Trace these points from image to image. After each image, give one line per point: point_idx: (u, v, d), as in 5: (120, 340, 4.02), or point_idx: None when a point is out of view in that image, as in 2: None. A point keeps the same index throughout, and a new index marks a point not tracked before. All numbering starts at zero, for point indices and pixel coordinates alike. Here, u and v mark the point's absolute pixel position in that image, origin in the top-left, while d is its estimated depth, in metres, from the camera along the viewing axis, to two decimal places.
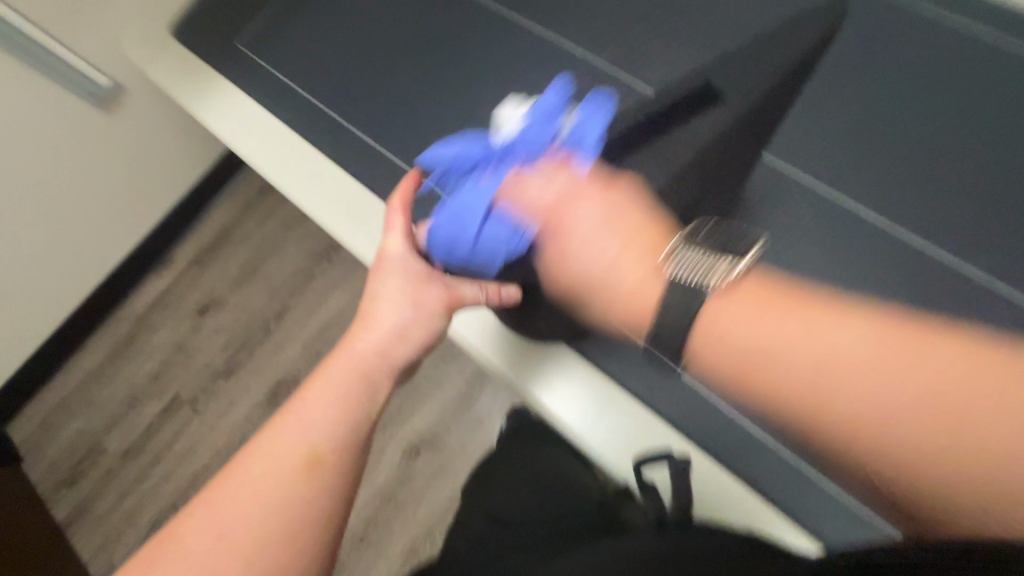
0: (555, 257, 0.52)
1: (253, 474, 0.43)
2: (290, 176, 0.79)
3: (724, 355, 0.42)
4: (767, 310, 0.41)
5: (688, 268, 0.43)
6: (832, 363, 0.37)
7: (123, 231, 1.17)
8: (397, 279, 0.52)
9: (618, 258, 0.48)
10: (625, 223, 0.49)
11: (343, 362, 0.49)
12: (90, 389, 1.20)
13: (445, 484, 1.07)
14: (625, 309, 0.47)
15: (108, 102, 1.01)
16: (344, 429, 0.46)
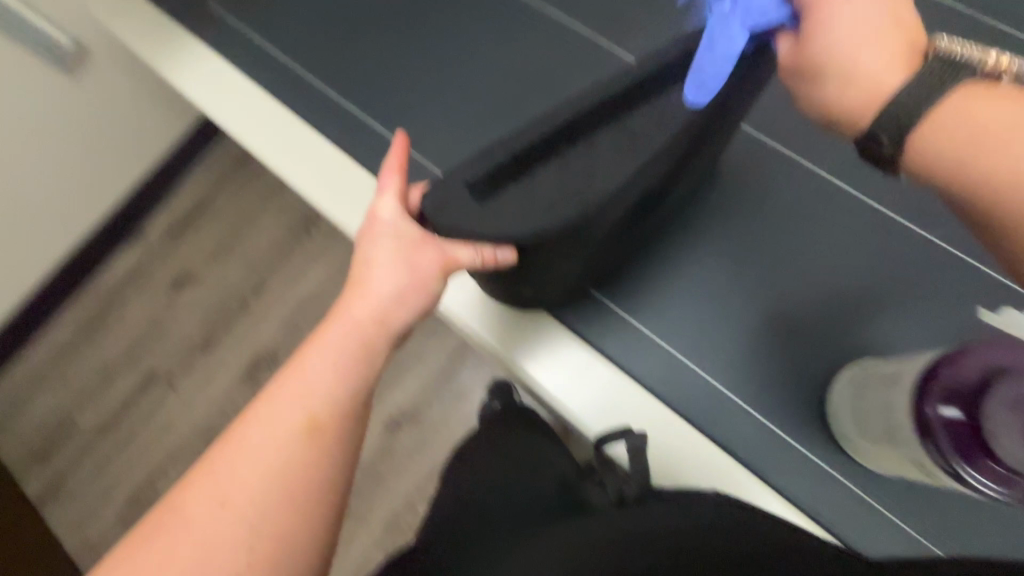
0: (809, 23, 0.41)
1: (249, 450, 0.43)
2: (265, 142, 0.76)
3: (955, 131, 0.37)
4: (987, 106, 0.37)
5: (965, 50, 0.38)
6: (1001, 144, 0.37)
7: (91, 202, 1.13)
8: (393, 246, 0.50)
9: (879, 43, 0.40)
10: (897, 27, 0.40)
11: (336, 329, 0.48)
12: (60, 364, 1.17)
13: (426, 457, 1.08)
14: (858, 100, 0.41)
15: (72, 64, 0.97)
16: (342, 394, 0.46)
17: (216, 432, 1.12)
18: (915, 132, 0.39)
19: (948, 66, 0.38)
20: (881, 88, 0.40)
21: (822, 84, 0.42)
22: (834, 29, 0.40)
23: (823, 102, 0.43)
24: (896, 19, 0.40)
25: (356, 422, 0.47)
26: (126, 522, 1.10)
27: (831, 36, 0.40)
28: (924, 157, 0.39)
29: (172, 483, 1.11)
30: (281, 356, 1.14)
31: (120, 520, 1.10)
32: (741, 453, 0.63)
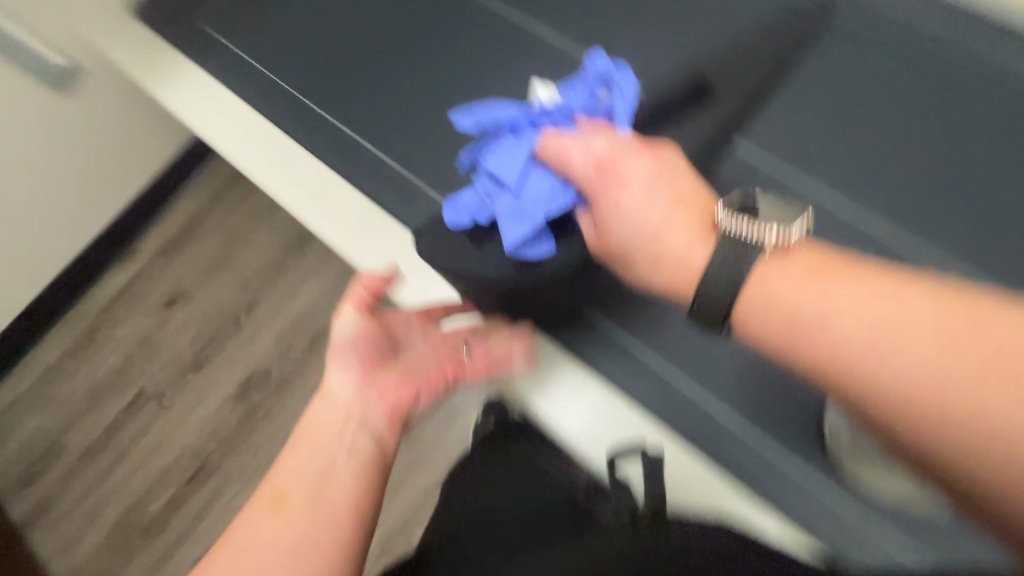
0: (603, 211, 0.46)
1: (250, 547, 0.46)
2: (258, 162, 0.76)
3: (765, 319, 0.38)
4: (811, 271, 0.38)
5: (738, 225, 0.40)
6: (919, 370, 0.33)
7: (83, 221, 1.12)
8: (350, 351, 0.56)
9: (667, 220, 0.43)
10: (691, 199, 0.44)
11: (310, 423, 0.53)
12: (48, 384, 1.16)
13: (420, 477, 1.07)
14: (672, 271, 0.42)
15: (64, 85, 0.96)
16: (306, 468, 0.50)
17: (207, 453, 1.11)
18: (737, 308, 0.39)
19: (737, 242, 0.40)
20: (692, 265, 0.41)
21: (634, 260, 0.45)
22: (625, 207, 0.45)
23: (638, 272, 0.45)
24: (686, 187, 0.45)
25: (344, 489, 0.49)
26: (114, 547, 1.08)
27: (640, 213, 0.44)
28: (755, 335, 0.39)
29: (161, 505, 1.09)
30: (273, 375, 1.13)
31: (107, 544, 1.08)
32: (741, 472, 0.58)
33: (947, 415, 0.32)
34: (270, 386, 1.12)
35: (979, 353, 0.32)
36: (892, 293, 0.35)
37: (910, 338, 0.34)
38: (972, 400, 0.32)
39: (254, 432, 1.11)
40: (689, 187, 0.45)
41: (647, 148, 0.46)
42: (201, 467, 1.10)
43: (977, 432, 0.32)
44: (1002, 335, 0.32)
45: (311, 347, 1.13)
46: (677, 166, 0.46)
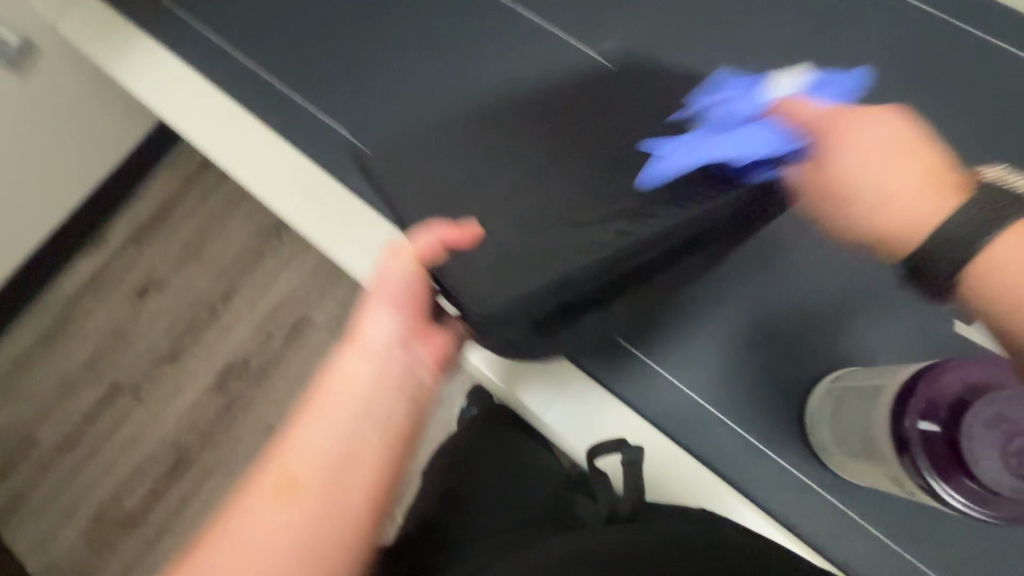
0: (829, 155, 0.44)
1: (254, 537, 0.41)
2: (227, 149, 0.73)
3: (987, 284, 0.38)
4: (1017, 235, 0.37)
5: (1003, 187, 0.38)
6: None
7: (47, 207, 1.07)
8: (386, 314, 0.50)
9: (913, 182, 0.40)
10: (918, 152, 0.41)
11: (337, 387, 0.48)
12: (16, 378, 1.12)
13: (404, 465, 1.06)
14: (901, 230, 0.40)
15: (18, 63, 0.91)
16: (329, 454, 0.44)
17: (185, 445, 1.08)
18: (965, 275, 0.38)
19: (982, 220, 0.37)
20: (930, 217, 0.39)
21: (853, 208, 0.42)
22: (853, 166, 0.42)
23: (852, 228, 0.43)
24: (908, 138, 0.42)
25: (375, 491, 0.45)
26: (91, 542, 1.06)
27: (860, 160, 0.42)
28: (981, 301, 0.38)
29: (140, 499, 1.07)
30: (252, 365, 1.11)
31: (85, 539, 1.06)
32: (718, 463, 0.60)
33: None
34: (248, 376, 1.10)
35: None
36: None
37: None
38: None
39: (233, 423, 1.09)
40: (932, 153, 0.41)
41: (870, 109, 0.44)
42: (180, 460, 1.08)
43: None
44: None
45: (291, 336, 1.11)
46: (904, 116, 0.43)
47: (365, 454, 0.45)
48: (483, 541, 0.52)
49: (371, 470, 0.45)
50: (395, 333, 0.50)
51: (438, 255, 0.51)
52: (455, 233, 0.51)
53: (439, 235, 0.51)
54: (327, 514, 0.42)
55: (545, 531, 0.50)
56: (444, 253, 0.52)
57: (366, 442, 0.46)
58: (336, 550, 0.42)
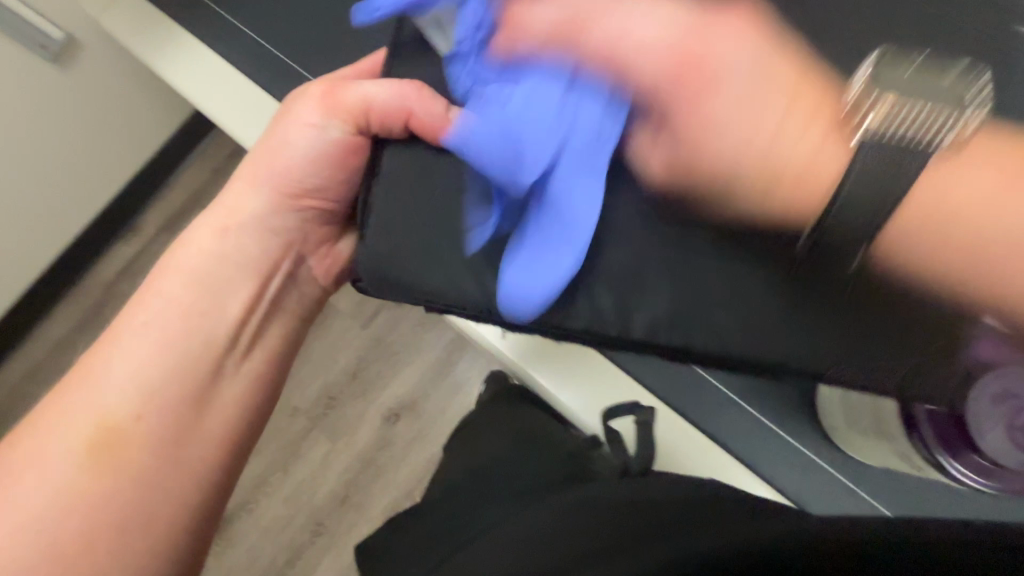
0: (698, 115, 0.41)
1: (41, 470, 0.43)
2: (258, 137, 0.76)
3: (925, 221, 0.38)
4: (1004, 160, 0.38)
5: (912, 124, 0.37)
6: (970, 226, 0.37)
7: (87, 197, 1.13)
8: (258, 198, 0.54)
9: (781, 120, 0.40)
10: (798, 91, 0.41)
11: (167, 303, 0.50)
12: (59, 358, 1.18)
13: (423, 447, 1.09)
14: (797, 191, 0.40)
15: (61, 57, 0.96)
16: (155, 388, 0.47)
17: None
18: (904, 210, 0.38)
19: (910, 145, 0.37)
20: (816, 188, 0.39)
21: (720, 149, 0.41)
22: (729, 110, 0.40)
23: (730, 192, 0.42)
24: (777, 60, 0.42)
25: (200, 439, 0.48)
26: None
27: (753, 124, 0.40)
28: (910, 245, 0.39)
29: None
30: None
31: None
32: (729, 440, 0.61)
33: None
34: None
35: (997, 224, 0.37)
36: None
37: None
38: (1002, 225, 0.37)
39: None
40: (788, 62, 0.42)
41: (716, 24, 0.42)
42: None
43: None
44: (978, 183, 0.37)
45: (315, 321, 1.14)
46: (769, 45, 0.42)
47: (214, 379, 0.50)
48: (501, 493, 0.54)
49: (229, 397, 0.50)
50: (257, 234, 0.54)
51: (399, 128, 0.46)
52: (432, 116, 0.44)
53: (409, 105, 0.45)
54: (169, 447, 0.47)
55: (559, 488, 0.52)
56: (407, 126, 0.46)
57: (214, 371, 0.50)
58: (184, 479, 0.47)
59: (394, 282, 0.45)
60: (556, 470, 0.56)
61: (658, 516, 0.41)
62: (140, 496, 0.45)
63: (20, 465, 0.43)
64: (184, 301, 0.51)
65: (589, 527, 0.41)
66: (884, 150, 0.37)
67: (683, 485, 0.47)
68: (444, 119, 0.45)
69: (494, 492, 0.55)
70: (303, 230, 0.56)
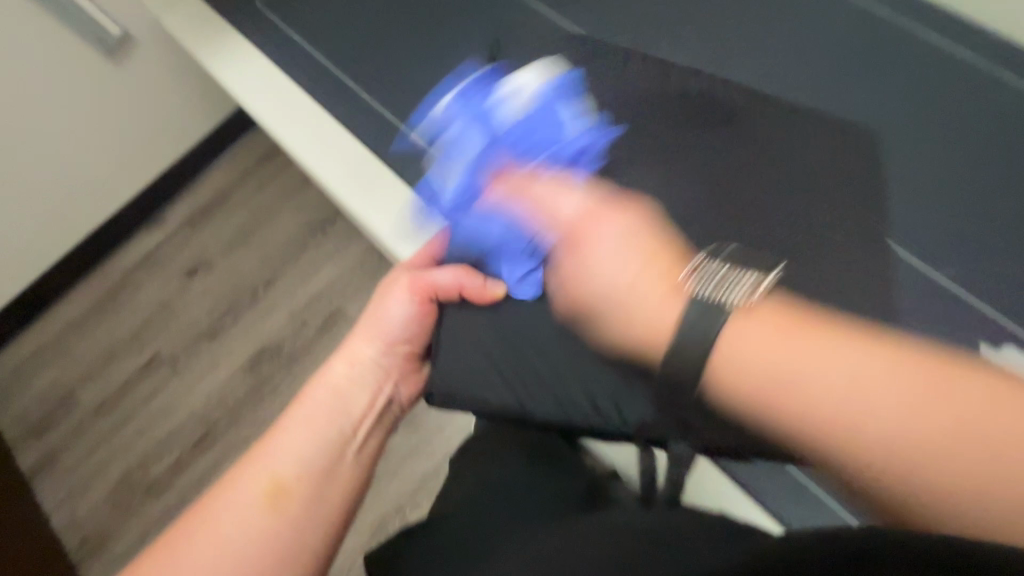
0: (571, 269, 0.44)
1: (216, 528, 0.46)
2: (300, 138, 0.80)
3: (737, 367, 0.34)
4: (790, 332, 0.33)
5: (706, 283, 0.37)
6: (839, 411, 0.31)
7: (117, 185, 1.16)
8: (372, 351, 0.57)
9: (637, 274, 0.40)
10: (647, 247, 0.42)
11: (315, 398, 0.55)
12: (68, 340, 1.18)
13: (419, 462, 1.09)
14: (643, 328, 0.38)
15: (114, 51, 1.01)
16: (311, 460, 0.51)
17: (214, 421, 1.12)
18: (712, 365, 0.34)
19: (712, 303, 0.35)
20: (653, 321, 0.38)
21: (578, 258, 0.44)
22: (599, 263, 0.42)
23: (606, 334, 0.42)
24: (647, 236, 0.42)
25: (341, 501, 0.51)
26: (113, 504, 1.09)
27: (620, 270, 0.41)
28: (727, 403, 0.35)
29: (164, 468, 1.10)
30: (285, 350, 1.14)
31: (108, 501, 1.09)
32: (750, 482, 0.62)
33: (950, 490, 0.28)
34: (281, 360, 1.14)
35: (861, 408, 0.30)
36: (835, 338, 0.33)
37: (882, 383, 0.30)
38: (871, 412, 0.30)
39: (260, 404, 1.12)
40: (656, 241, 0.42)
41: (622, 210, 0.45)
42: (207, 434, 1.12)
43: (958, 472, 0.28)
44: (852, 367, 0.31)
45: (324, 326, 1.15)
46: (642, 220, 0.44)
47: (347, 458, 0.53)
48: (514, 517, 0.52)
49: (353, 467, 0.53)
50: (371, 376, 0.57)
51: (454, 294, 0.57)
52: (477, 288, 0.56)
53: (461, 280, 0.56)
54: (321, 508, 0.49)
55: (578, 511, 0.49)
56: (457, 299, 0.57)
57: (341, 454, 0.52)
58: (323, 537, 0.49)
59: (460, 398, 0.54)
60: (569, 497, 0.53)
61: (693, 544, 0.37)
62: (294, 551, 0.47)
63: (192, 529, 0.46)
64: (326, 400, 0.55)
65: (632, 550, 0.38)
66: (707, 307, 0.35)
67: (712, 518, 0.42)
68: (484, 288, 0.56)
69: (523, 518, 0.51)
70: (397, 376, 0.59)
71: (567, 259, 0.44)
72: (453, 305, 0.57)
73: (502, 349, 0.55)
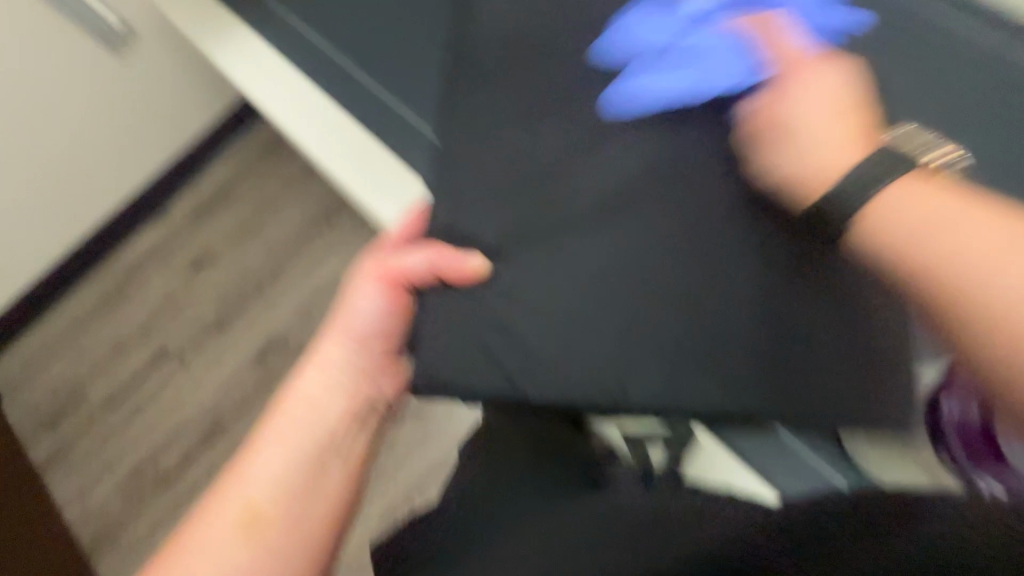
0: (769, 102, 0.41)
1: (191, 564, 0.45)
2: (302, 125, 0.79)
3: (886, 215, 0.34)
4: (916, 187, 0.34)
5: (914, 141, 0.36)
6: (979, 255, 0.31)
7: (122, 179, 1.16)
8: (343, 354, 0.55)
9: (827, 119, 0.38)
10: (848, 112, 0.38)
11: (287, 411, 0.53)
12: (77, 334, 1.19)
13: (427, 451, 1.09)
14: (807, 178, 0.38)
15: (115, 44, 1.01)
16: (283, 480, 0.49)
17: (222, 412, 1.13)
18: (867, 204, 0.35)
19: (897, 149, 0.35)
20: (834, 166, 0.37)
21: (779, 127, 0.40)
22: (804, 108, 0.39)
23: (767, 162, 0.41)
24: (846, 97, 0.39)
25: (321, 515, 0.50)
26: (125, 496, 1.10)
27: (804, 122, 0.39)
28: (864, 240, 0.35)
29: (174, 460, 1.11)
30: (291, 341, 1.15)
31: (120, 493, 1.10)
32: None
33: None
34: (287, 351, 1.14)
35: (967, 265, 0.31)
36: (993, 209, 0.32)
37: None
38: (1004, 269, 0.30)
39: (268, 395, 1.12)
40: (863, 116, 0.38)
41: (829, 62, 0.41)
42: (216, 426, 1.12)
43: None
44: (986, 234, 0.31)
45: None
46: (850, 80, 0.40)
47: (321, 473, 0.51)
48: (523, 499, 0.53)
49: (333, 481, 0.51)
50: (343, 379, 0.54)
51: (429, 275, 0.49)
52: (452, 263, 0.48)
53: (433, 259, 0.48)
54: (299, 529, 0.48)
55: (584, 493, 0.50)
56: (434, 282, 0.48)
57: (320, 467, 0.51)
58: (304, 559, 0.48)
59: (447, 385, 0.46)
60: (576, 478, 0.54)
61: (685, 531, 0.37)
62: (276, 573, 0.46)
63: (173, 564, 0.46)
64: (298, 413, 0.53)
65: (629, 536, 0.39)
66: (892, 156, 0.35)
67: (712, 499, 0.42)
68: (461, 265, 0.47)
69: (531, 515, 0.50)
70: (374, 375, 0.56)
71: (761, 104, 0.41)
72: (430, 288, 0.48)
73: (492, 332, 0.46)
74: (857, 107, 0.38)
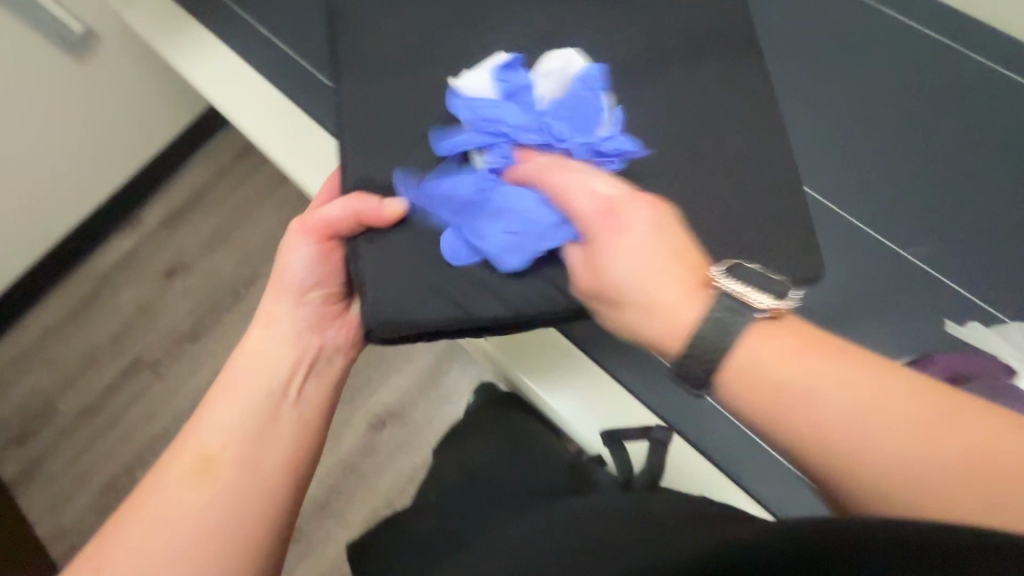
0: (593, 249, 0.44)
1: (147, 517, 0.45)
2: (269, 133, 0.78)
3: (764, 381, 0.38)
4: (812, 349, 0.38)
5: (740, 283, 0.40)
6: (879, 421, 0.35)
7: (89, 187, 1.13)
8: (286, 309, 0.57)
9: (657, 271, 0.41)
10: (680, 255, 0.42)
11: (238, 370, 0.54)
12: (46, 346, 1.16)
13: (408, 456, 1.09)
14: (664, 328, 0.41)
15: (79, 49, 0.98)
16: (237, 428, 0.50)
17: None
18: (738, 375, 0.39)
19: (738, 301, 0.39)
20: (677, 323, 0.40)
21: (610, 277, 0.43)
22: (622, 260, 0.42)
23: (624, 315, 0.43)
24: (678, 240, 0.43)
25: (285, 464, 0.51)
26: (100, 510, 1.08)
27: (629, 273, 0.42)
28: (739, 401, 0.39)
29: None
30: None
31: (94, 507, 1.08)
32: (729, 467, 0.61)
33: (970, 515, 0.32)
34: None
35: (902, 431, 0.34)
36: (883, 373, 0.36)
37: (910, 408, 0.35)
38: (911, 458, 0.34)
39: None
40: (682, 258, 0.42)
41: (648, 202, 0.44)
42: None
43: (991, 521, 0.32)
44: (902, 406, 0.35)
45: None
46: (662, 225, 0.43)
47: (277, 420, 0.52)
48: (500, 498, 0.53)
49: (288, 430, 0.52)
50: (292, 330, 0.57)
51: (354, 226, 0.51)
52: (372, 210, 0.50)
53: (353, 208, 0.51)
54: (261, 474, 0.49)
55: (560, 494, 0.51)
56: (360, 230, 0.51)
57: (274, 414, 0.52)
58: (266, 504, 0.48)
59: (396, 322, 0.50)
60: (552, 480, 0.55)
61: (655, 522, 0.39)
62: (238, 517, 0.46)
63: (121, 527, 0.44)
64: (257, 363, 0.54)
65: (604, 531, 0.39)
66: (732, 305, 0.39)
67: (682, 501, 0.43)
68: (384, 210, 0.50)
69: (504, 504, 0.52)
70: (320, 321, 0.59)
71: (583, 248, 0.45)
72: (358, 239, 0.52)
73: (437, 269, 0.51)
74: (677, 262, 0.42)
